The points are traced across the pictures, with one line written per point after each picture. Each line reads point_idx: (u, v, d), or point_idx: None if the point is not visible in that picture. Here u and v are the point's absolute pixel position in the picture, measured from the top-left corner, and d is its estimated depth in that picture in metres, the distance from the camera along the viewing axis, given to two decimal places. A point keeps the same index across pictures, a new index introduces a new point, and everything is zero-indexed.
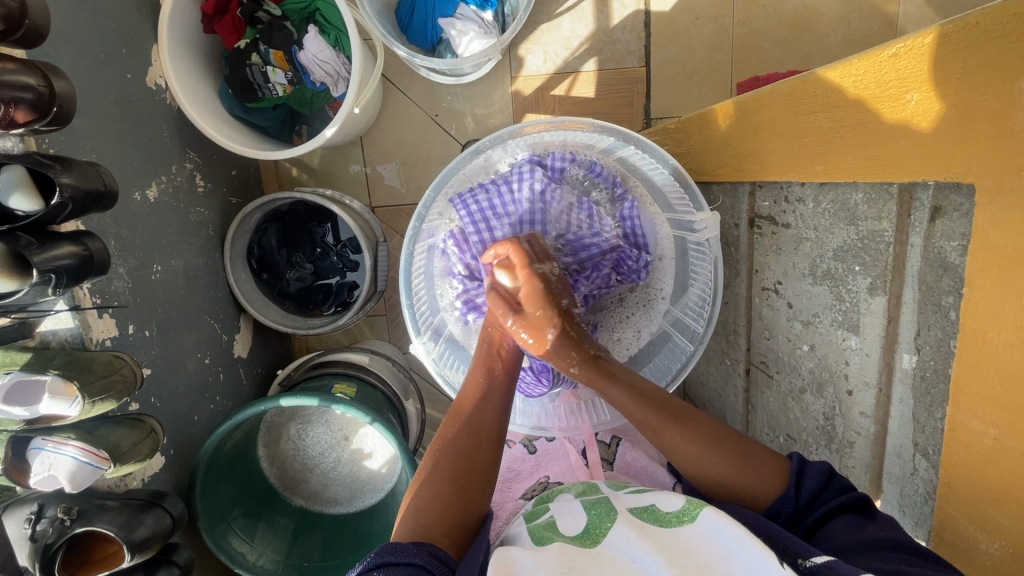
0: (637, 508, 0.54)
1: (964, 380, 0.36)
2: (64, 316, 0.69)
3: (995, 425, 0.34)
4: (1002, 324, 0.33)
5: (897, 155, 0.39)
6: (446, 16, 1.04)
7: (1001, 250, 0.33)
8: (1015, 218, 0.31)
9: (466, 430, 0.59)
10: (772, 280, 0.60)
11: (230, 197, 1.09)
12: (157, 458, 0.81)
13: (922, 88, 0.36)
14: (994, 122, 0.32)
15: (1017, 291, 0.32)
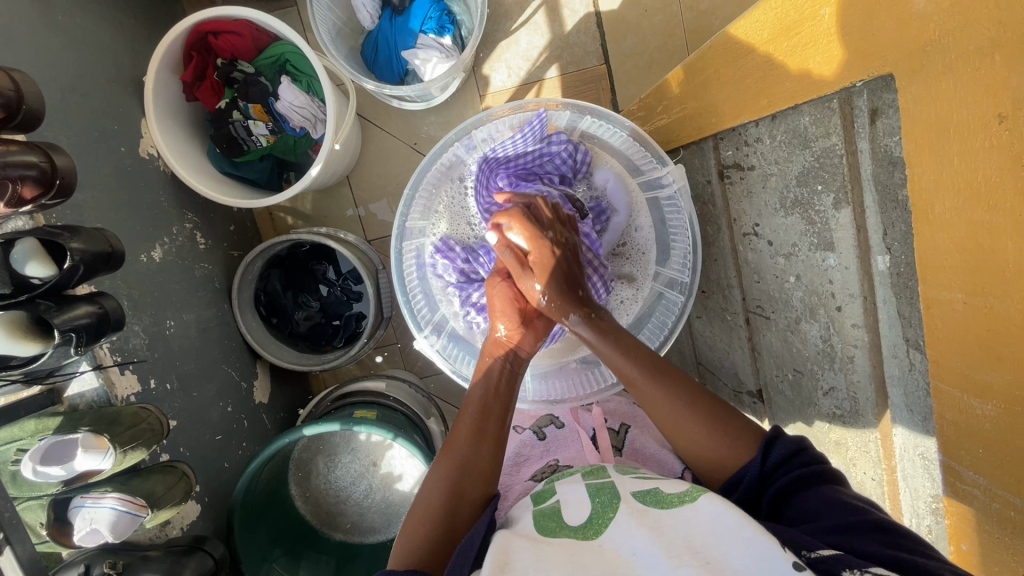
0: (639, 492, 0.56)
1: (925, 255, 0.36)
2: (88, 377, 0.73)
3: (960, 287, 0.33)
4: (947, 192, 0.33)
5: (823, 68, 0.42)
6: (408, 48, 1.09)
7: (928, 125, 0.33)
8: (933, 90, 0.32)
9: (461, 468, 0.61)
10: (750, 225, 0.62)
11: (232, 251, 1.14)
12: (193, 506, 0.82)
13: (830, 1, 0.39)
14: (894, 10, 0.34)
15: (949, 157, 0.32)
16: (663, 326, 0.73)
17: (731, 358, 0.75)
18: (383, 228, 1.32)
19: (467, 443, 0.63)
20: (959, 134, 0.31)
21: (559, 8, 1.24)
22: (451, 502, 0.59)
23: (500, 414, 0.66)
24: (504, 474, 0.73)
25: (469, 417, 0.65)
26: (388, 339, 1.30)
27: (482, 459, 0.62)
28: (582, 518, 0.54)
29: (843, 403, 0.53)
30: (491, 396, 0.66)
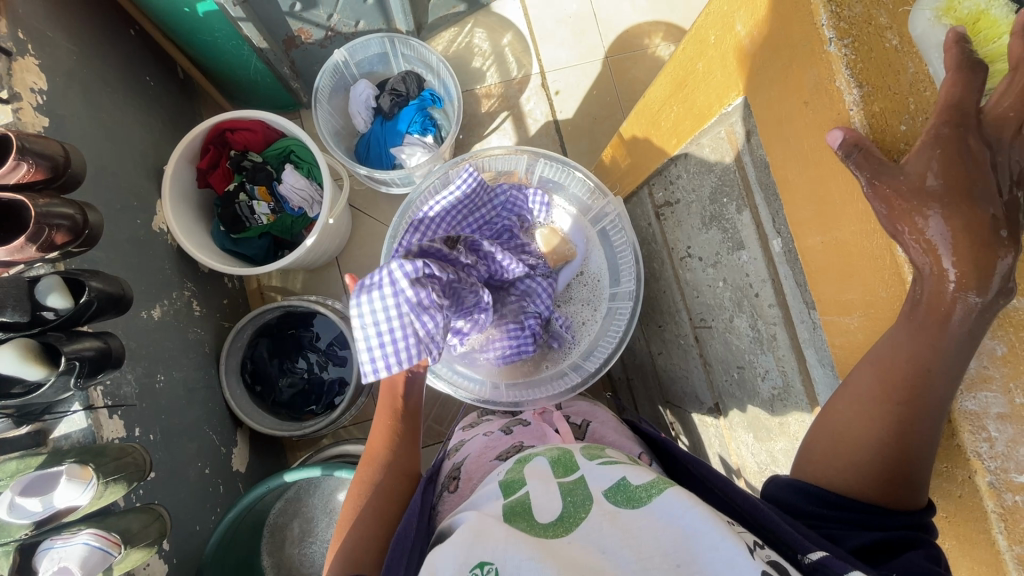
0: (609, 488, 0.53)
1: (794, 218, 0.49)
2: (78, 418, 0.75)
3: (819, 232, 0.46)
4: (789, 164, 0.47)
5: (707, 105, 0.58)
6: (396, 145, 1.29)
7: (771, 123, 0.48)
8: (766, 98, 0.48)
9: (385, 472, 0.66)
10: (683, 249, 0.74)
11: (223, 322, 1.20)
12: (159, 564, 0.79)
13: (702, 58, 0.58)
14: (734, 53, 0.51)
15: (787, 140, 0.46)
16: (620, 331, 0.85)
17: (688, 378, 0.82)
18: (368, 304, 1.41)
19: (382, 450, 0.68)
20: (786, 124, 0.46)
21: (523, 118, 1.50)
22: (382, 502, 0.63)
23: (411, 417, 0.72)
24: (471, 461, 0.69)
25: (382, 427, 0.70)
26: (366, 414, 1.33)
27: (402, 458, 0.68)
28: (554, 513, 0.50)
29: (778, 383, 0.60)
30: (388, 401, 0.72)
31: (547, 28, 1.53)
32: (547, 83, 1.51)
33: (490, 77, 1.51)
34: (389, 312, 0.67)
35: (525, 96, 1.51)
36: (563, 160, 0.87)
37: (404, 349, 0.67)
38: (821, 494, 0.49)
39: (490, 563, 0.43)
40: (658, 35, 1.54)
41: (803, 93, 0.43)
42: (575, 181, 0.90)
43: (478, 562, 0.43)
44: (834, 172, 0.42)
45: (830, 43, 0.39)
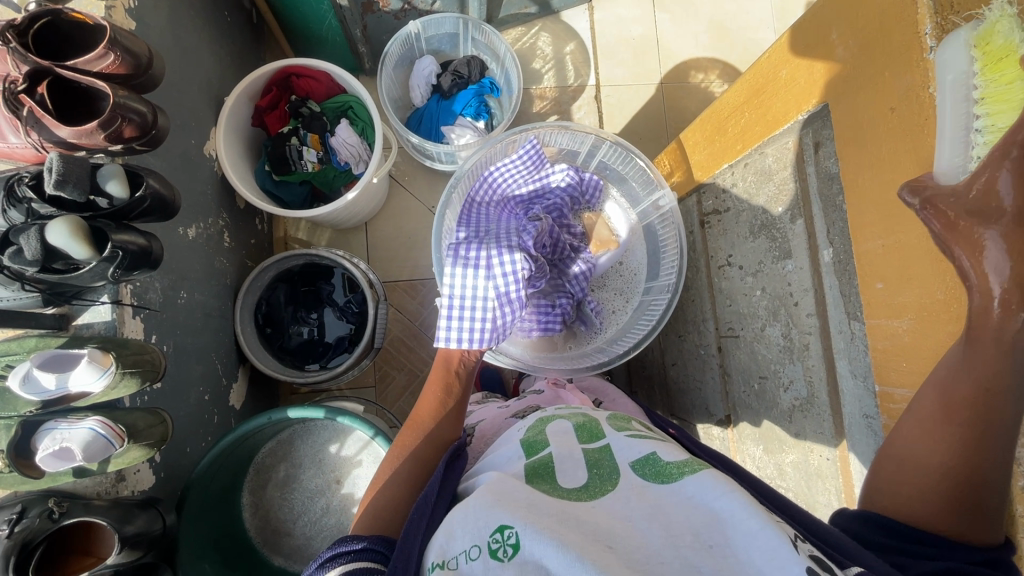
0: (637, 460, 0.54)
1: (858, 226, 0.52)
2: (103, 309, 0.75)
3: (882, 238, 0.49)
4: (867, 170, 0.51)
5: (781, 110, 0.62)
6: (448, 124, 1.32)
7: (854, 129, 0.52)
8: (857, 103, 0.51)
9: (425, 441, 0.64)
10: (724, 258, 0.76)
11: (246, 260, 1.20)
12: (148, 473, 0.78)
13: (787, 65, 0.61)
14: (826, 61, 0.54)
15: (871, 145, 0.50)
16: (652, 320, 0.88)
17: (703, 389, 0.83)
18: (387, 274, 1.42)
19: (427, 420, 0.67)
20: (867, 129, 0.50)
21: None
22: (417, 467, 0.61)
23: (461, 394, 0.71)
24: (486, 423, 0.77)
25: (434, 397, 0.69)
26: (365, 381, 1.36)
27: (446, 433, 0.66)
28: (579, 482, 0.52)
29: (801, 394, 0.62)
30: (446, 375, 0.72)
31: (610, 45, 1.58)
32: (600, 96, 1.55)
33: (547, 79, 1.55)
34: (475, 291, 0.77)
35: (577, 105, 1.55)
36: (625, 146, 0.89)
37: (479, 329, 0.74)
38: (888, 523, 0.48)
39: (511, 528, 0.43)
40: (714, 72, 1.59)
41: (891, 99, 0.48)
42: (631, 171, 0.93)
43: (497, 527, 0.44)
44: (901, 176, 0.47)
45: (931, 51, 0.43)
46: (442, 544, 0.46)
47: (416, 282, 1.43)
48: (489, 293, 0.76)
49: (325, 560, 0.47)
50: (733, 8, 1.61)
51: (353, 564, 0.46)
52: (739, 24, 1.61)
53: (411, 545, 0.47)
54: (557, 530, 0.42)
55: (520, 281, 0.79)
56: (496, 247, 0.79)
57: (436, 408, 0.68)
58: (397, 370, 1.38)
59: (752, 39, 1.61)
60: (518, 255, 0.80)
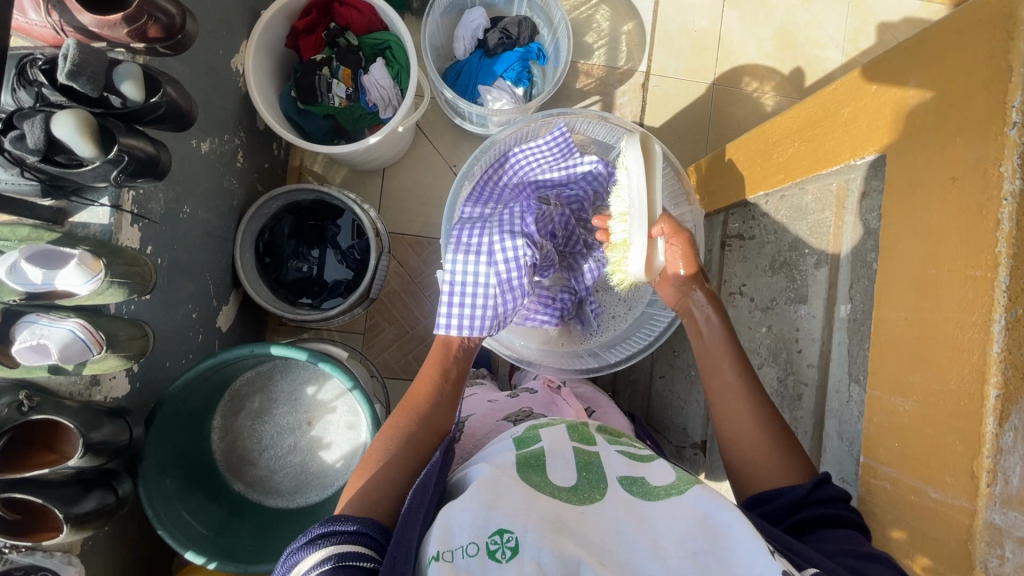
0: (625, 477, 0.56)
1: (885, 292, 0.51)
2: (102, 212, 0.73)
3: (907, 312, 0.48)
4: (907, 235, 0.49)
5: (838, 149, 0.58)
6: (486, 84, 1.26)
7: (908, 189, 0.49)
8: (918, 160, 0.48)
9: (418, 425, 0.65)
10: (736, 286, 0.76)
11: (256, 184, 1.18)
12: (123, 382, 0.78)
13: (851, 104, 0.57)
14: (897, 110, 0.51)
15: (920, 211, 0.47)
16: (651, 335, 0.88)
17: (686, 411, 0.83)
18: (395, 225, 1.40)
19: (421, 402, 0.67)
20: (923, 191, 0.47)
21: (611, 110, 1.48)
22: (408, 448, 0.62)
23: (456, 379, 0.72)
24: (475, 419, 0.76)
25: (429, 380, 0.70)
26: (354, 327, 1.36)
27: (439, 418, 0.67)
28: (568, 482, 0.55)
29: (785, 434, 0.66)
30: (444, 359, 0.73)
31: (670, 33, 1.50)
32: (648, 85, 1.49)
33: (597, 57, 1.48)
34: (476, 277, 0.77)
35: (622, 89, 1.48)
36: (665, 154, 0.82)
37: (479, 316, 0.75)
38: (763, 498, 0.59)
39: (511, 531, 0.45)
40: (770, 83, 1.51)
41: (956, 168, 0.44)
42: (667, 178, 0.86)
43: (496, 529, 0.46)
44: (950, 252, 0.44)
45: (1013, 126, 0.39)
46: (441, 535, 0.47)
47: (423, 239, 1.40)
48: (491, 279, 0.77)
49: (316, 538, 0.49)
50: (806, 19, 1.53)
51: (345, 545, 0.48)
52: (808, 37, 1.53)
53: (411, 533, 0.49)
54: (559, 540, 0.45)
55: (525, 269, 0.79)
56: (500, 231, 0.79)
57: (432, 396, 0.68)
58: (388, 322, 1.37)
59: (818, 56, 1.53)
60: (521, 240, 0.80)
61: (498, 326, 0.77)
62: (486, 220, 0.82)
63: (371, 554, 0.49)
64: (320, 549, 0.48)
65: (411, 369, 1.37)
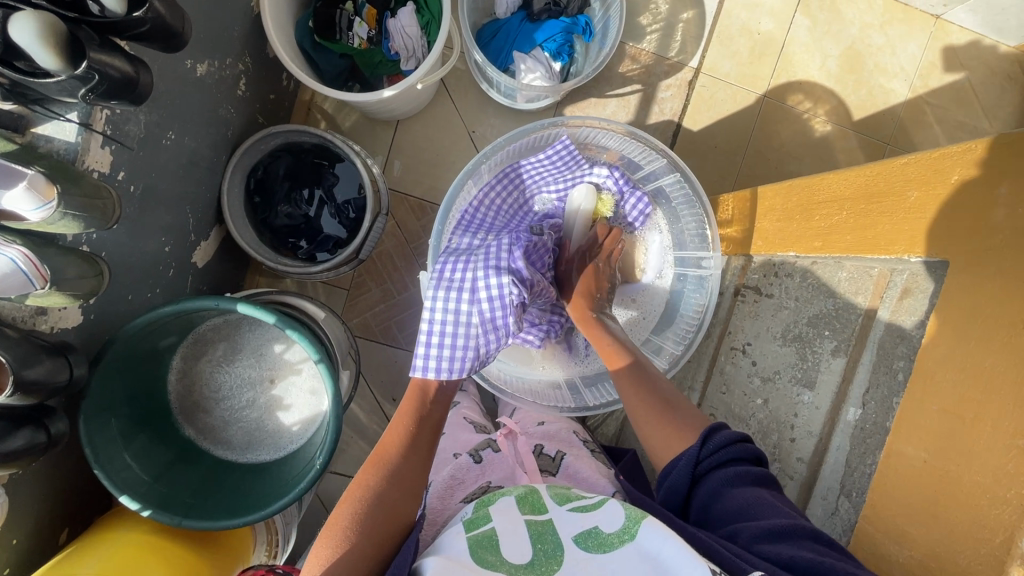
0: (580, 533, 0.57)
1: (906, 413, 0.56)
2: (69, 128, 0.66)
3: (926, 451, 0.52)
4: (949, 366, 0.52)
5: (889, 236, 0.61)
6: (521, 52, 1.16)
7: (958, 307, 0.52)
8: (980, 286, 0.51)
9: (390, 483, 0.64)
10: (741, 342, 0.81)
11: (257, 115, 1.09)
12: (75, 313, 0.72)
13: (918, 189, 0.58)
14: (975, 221, 0.52)
15: (967, 337, 0.51)
16: None
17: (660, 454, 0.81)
18: (400, 183, 1.32)
19: (393, 454, 0.67)
20: (987, 321, 0.49)
21: (650, 103, 1.38)
22: (378, 508, 0.62)
23: (432, 428, 0.71)
24: (436, 497, 0.74)
25: (401, 430, 0.69)
26: (339, 282, 1.31)
27: (412, 471, 0.67)
28: (525, 558, 0.55)
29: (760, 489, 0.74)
30: (418, 407, 0.71)
31: (730, 30, 1.38)
32: (695, 83, 1.38)
33: (648, 42, 1.37)
34: (456, 317, 0.75)
35: (666, 83, 1.38)
36: (696, 193, 0.86)
37: (459, 357, 0.73)
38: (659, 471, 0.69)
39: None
40: (824, 106, 1.40)
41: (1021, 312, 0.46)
42: (690, 220, 0.90)
43: None
44: (997, 409, 0.46)
45: None
46: None
47: (426, 203, 1.33)
48: (474, 318, 0.75)
49: None
50: (880, 43, 1.40)
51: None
52: (877, 63, 1.40)
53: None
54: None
55: (509, 308, 0.76)
56: (484, 267, 0.76)
57: (404, 445, 0.68)
58: (375, 283, 1.32)
59: (883, 86, 1.40)
60: (506, 276, 0.76)
61: (479, 365, 0.75)
62: (473, 253, 0.81)
63: None
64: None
65: (390, 336, 1.32)
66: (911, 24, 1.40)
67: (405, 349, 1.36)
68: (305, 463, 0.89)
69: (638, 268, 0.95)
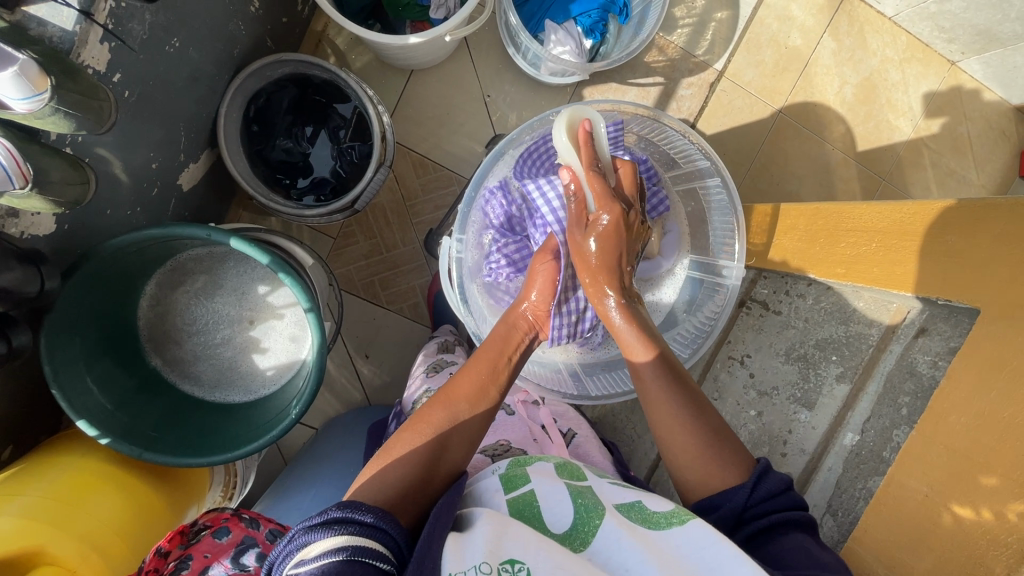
0: (623, 504, 0.59)
1: (915, 447, 0.60)
2: (65, 14, 0.59)
3: (930, 485, 0.57)
4: (965, 409, 0.55)
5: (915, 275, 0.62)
6: (554, 22, 1.12)
7: (980, 355, 0.55)
8: (1001, 337, 0.54)
9: (452, 421, 0.62)
10: (739, 353, 0.83)
11: (267, 37, 1.02)
12: (50, 221, 0.66)
13: (951, 236, 0.58)
14: (1013, 276, 0.53)
15: (984, 387, 0.54)
16: None
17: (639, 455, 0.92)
18: (405, 137, 1.27)
19: (462, 401, 0.63)
20: (1007, 372, 0.52)
21: (669, 99, 1.37)
22: (436, 451, 0.59)
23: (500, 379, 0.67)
24: None
25: (477, 375, 0.65)
26: (327, 230, 1.26)
27: (477, 420, 0.64)
28: (566, 524, 0.56)
29: None
30: (496, 358, 0.67)
31: (760, 39, 1.37)
32: (716, 86, 1.37)
33: (678, 35, 1.35)
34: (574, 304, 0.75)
35: (688, 81, 1.37)
36: (731, 202, 0.81)
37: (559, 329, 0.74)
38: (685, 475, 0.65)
39: (521, 562, 0.48)
40: (834, 131, 1.42)
41: None
42: (719, 226, 0.85)
43: (508, 559, 0.48)
44: (1012, 455, 0.51)
45: None
46: (455, 556, 0.48)
47: (428, 161, 1.28)
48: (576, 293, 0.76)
49: (331, 522, 0.48)
50: (896, 79, 1.42)
51: (363, 538, 0.47)
52: (890, 98, 1.43)
53: (433, 553, 0.49)
54: (565, 565, 0.48)
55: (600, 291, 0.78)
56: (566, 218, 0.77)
57: (473, 386, 0.65)
58: (364, 236, 1.27)
59: (890, 122, 1.44)
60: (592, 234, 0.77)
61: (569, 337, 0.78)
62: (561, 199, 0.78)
63: (388, 555, 0.48)
64: (335, 535, 0.47)
65: (372, 292, 1.28)
66: (928, 65, 1.43)
67: (390, 302, 1.29)
68: (277, 412, 0.85)
69: (657, 251, 0.88)
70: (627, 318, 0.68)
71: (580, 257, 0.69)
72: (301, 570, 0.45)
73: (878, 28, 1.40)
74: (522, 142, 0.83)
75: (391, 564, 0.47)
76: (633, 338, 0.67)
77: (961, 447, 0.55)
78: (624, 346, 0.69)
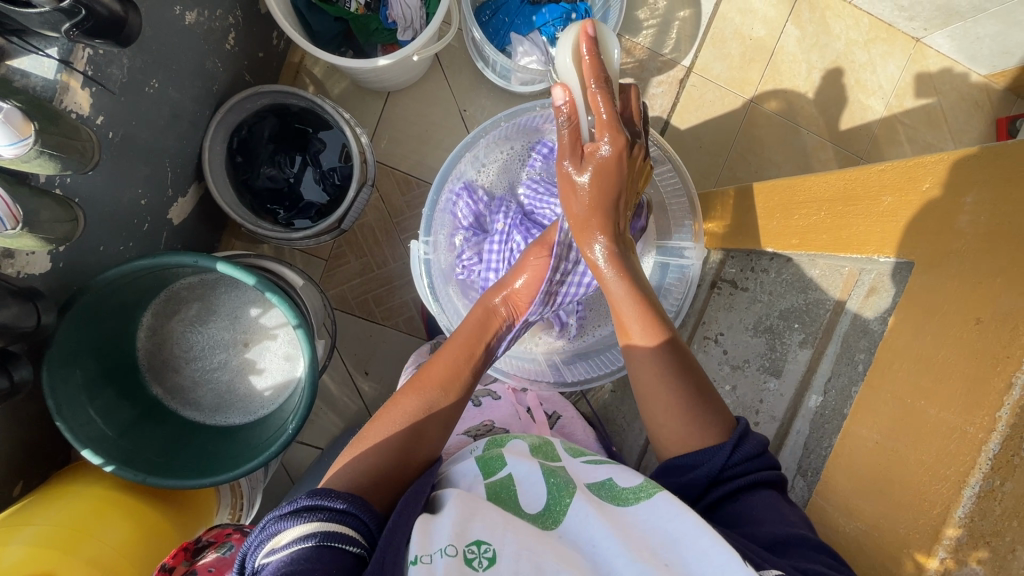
0: (594, 483, 0.62)
1: (859, 412, 0.59)
2: (47, 64, 0.63)
3: (875, 443, 0.57)
4: (905, 368, 0.55)
5: (861, 238, 0.64)
6: (519, 34, 1.16)
7: (913, 310, 0.56)
8: (930, 288, 0.54)
9: (419, 395, 0.67)
10: (714, 332, 0.88)
11: (245, 72, 1.06)
12: (43, 261, 0.70)
13: (892, 195, 0.61)
14: (945, 224, 0.54)
15: (918, 341, 0.54)
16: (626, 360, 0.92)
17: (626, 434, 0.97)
18: (387, 154, 1.30)
19: (433, 385, 0.67)
20: (940, 320, 0.52)
21: (640, 98, 1.40)
22: (416, 412, 0.65)
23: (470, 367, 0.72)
24: None
25: (452, 359, 0.70)
26: (318, 252, 1.29)
27: (443, 389, 0.69)
28: (539, 503, 0.59)
29: None
30: (473, 341, 0.73)
31: (724, 33, 1.41)
32: (686, 82, 1.41)
33: (644, 36, 1.39)
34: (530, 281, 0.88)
35: (658, 79, 1.40)
36: (684, 185, 0.87)
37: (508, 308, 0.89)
38: None
39: (487, 543, 0.50)
40: (806, 116, 1.45)
41: (981, 312, 0.48)
42: (677, 209, 0.90)
43: (474, 540, 0.50)
44: (944, 400, 0.50)
45: None
46: (420, 540, 0.50)
47: (412, 178, 1.32)
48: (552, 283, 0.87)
49: (301, 510, 0.51)
50: (863, 60, 1.45)
51: (331, 523, 0.50)
52: (858, 78, 1.45)
53: (396, 542, 0.51)
54: (529, 544, 0.51)
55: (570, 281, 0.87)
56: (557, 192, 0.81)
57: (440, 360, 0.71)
58: (354, 255, 1.30)
59: (861, 101, 1.46)
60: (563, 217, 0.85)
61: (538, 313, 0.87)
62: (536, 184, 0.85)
63: (358, 540, 0.51)
64: (306, 521, 0.50)
65: (367, 310, 1.31)
66: (893, 44, 1.46)
67: (381, 317, 1.32)
68: (275, 429, 0.87)
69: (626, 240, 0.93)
70: (601, 172, 0.72)
71: (570, 131, 0.73)
72: (272, 559, 0.48)
73: (839, 13, 1.44)
74: (480, 142, 0.89)
75: (360, 547, 0.51)
76: (599, 202, 0.74)
77: (903, 396, 0.54)
78: (586, 216, 0.75)
